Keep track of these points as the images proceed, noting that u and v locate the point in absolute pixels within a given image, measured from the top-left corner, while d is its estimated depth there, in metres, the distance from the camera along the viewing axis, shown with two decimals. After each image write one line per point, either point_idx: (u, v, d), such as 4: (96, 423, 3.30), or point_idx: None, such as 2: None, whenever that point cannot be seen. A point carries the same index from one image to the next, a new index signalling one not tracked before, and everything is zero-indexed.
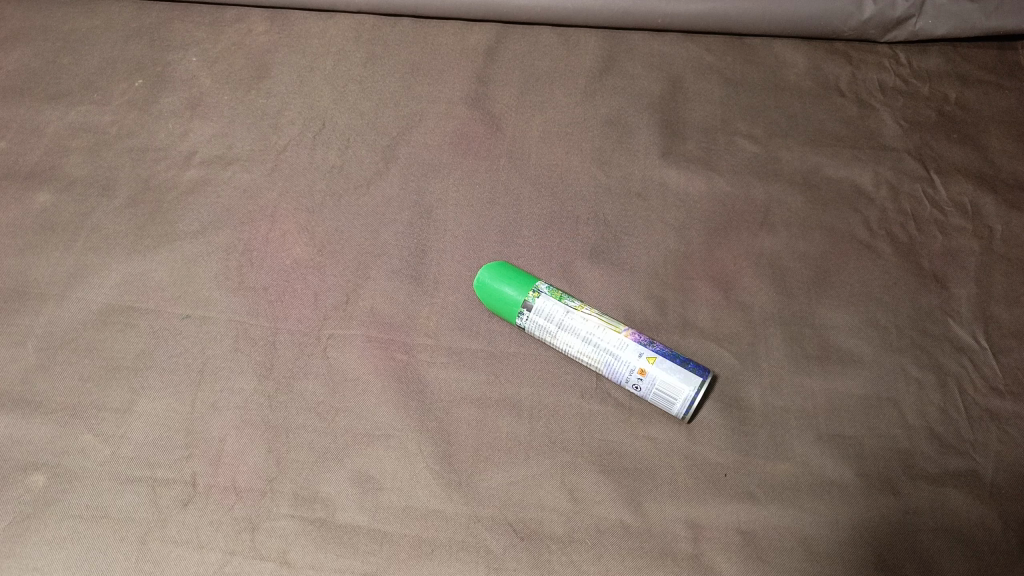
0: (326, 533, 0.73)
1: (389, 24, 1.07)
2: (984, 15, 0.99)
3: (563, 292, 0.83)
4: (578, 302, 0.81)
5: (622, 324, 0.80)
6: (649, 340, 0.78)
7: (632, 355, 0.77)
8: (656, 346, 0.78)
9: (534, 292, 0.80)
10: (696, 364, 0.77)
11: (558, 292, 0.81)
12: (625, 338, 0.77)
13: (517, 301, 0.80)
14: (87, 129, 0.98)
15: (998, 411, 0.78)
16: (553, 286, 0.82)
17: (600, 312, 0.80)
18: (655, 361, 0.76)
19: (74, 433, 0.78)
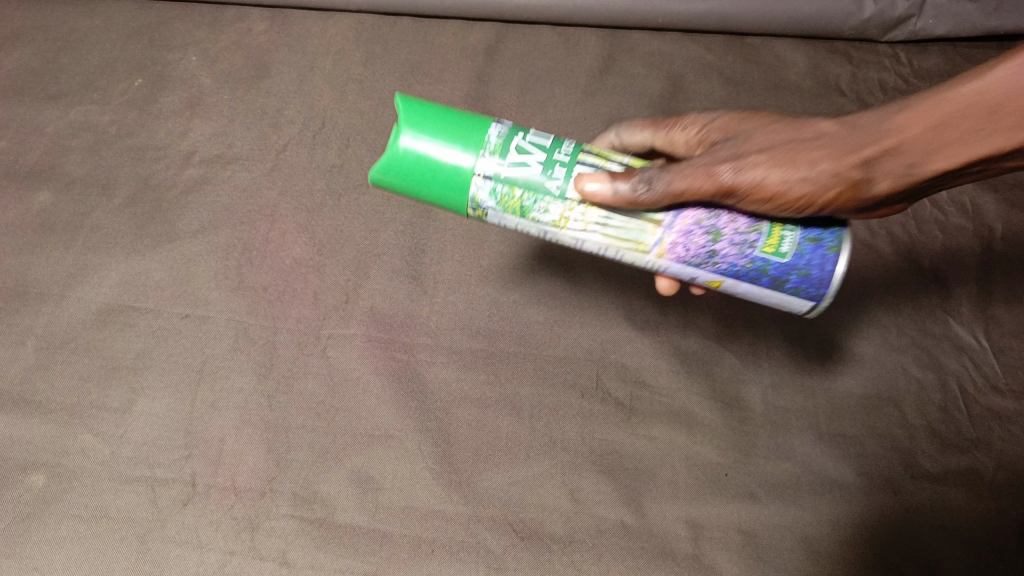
0: (325, 534, 0.72)
1: (389, 24, 1.07)
2: (984, 15, 1.00)
3: (518, 176, 0.58)
4: (560, 206, 0.59)
5: (646, 234, 0.59)
6: (715, 248, 0.58)
7: (698, 282, 0.61)
8: (723, 261, 0.58)
9: (477, 203, 0.59)
10: (796, 274, 0.57)
11: (523, 194, 0.58)
12: (665, 265, 0.60)
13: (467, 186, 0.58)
14: (87, 129, 0.98)
15: (997, 410, 0.78)
16: (507, 182, 0.58)
17: (604, 220, 0.59)
18: (734, 286, 0.59)
19: (74, 433, 0.77)
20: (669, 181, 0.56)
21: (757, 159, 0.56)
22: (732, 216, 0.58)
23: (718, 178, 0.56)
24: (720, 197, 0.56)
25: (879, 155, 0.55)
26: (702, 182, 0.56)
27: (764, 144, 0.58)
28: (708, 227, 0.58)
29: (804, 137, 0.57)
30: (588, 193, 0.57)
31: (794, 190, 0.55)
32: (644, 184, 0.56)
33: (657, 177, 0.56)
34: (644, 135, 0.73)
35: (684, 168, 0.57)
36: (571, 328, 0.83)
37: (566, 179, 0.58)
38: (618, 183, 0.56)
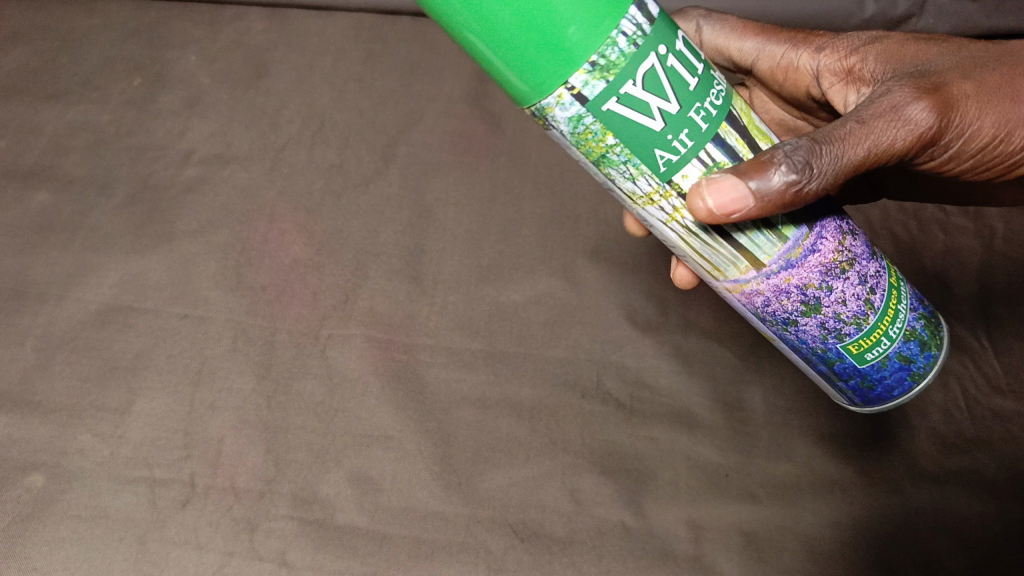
0: (324, 535, 0.72)
1: (388, 23, 1.07)
2: (985, 13, 0.99)
3: (625, 116, 0.45)
4: (655, 183, 0.48)
5: (733, 266, 0.52)
6: (799, 320, 0.53)
7: (754, 326, 0.57)
8: (793, 334, 0.55)
9: (543, 113, 0.45)
10: (859, 381, 0.57)
11: (616, 144, 0.46)
12: (729, 297, 0.55)
13: (573, 40, 0.42)
14: (86, 129, 0.98)
15: (1000, 410, 0.77)
16: (605, 117, 0.45)
17: (695, 229, 0.50)
18: (788, 350, 0.57)
19: (73, 433, 0.77)
20: (857, 150, 0.48)
21: (968, 86, 0.53)
22: (841, 299, 0.52)
23: (928, 122, 0.51)
24: (918, 148, 0.52)
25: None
26: (904, 132, 0.50)
27: (953, 70, 0.55)
28: (810, 298, 0.52)
29: (993, 67, 0.55)
30: (715, 211, 0.46)
31: (1021, 130, 0.55)
32: (818, 174, 0.47)
33: (834, 156, 0.47)
34: (745, 44, 0.73)
35: (875, 119, 0.50)
36: (571, 328, 0.83)
37: (682, 157, 0.47)
38: (767, 175, 0.46)
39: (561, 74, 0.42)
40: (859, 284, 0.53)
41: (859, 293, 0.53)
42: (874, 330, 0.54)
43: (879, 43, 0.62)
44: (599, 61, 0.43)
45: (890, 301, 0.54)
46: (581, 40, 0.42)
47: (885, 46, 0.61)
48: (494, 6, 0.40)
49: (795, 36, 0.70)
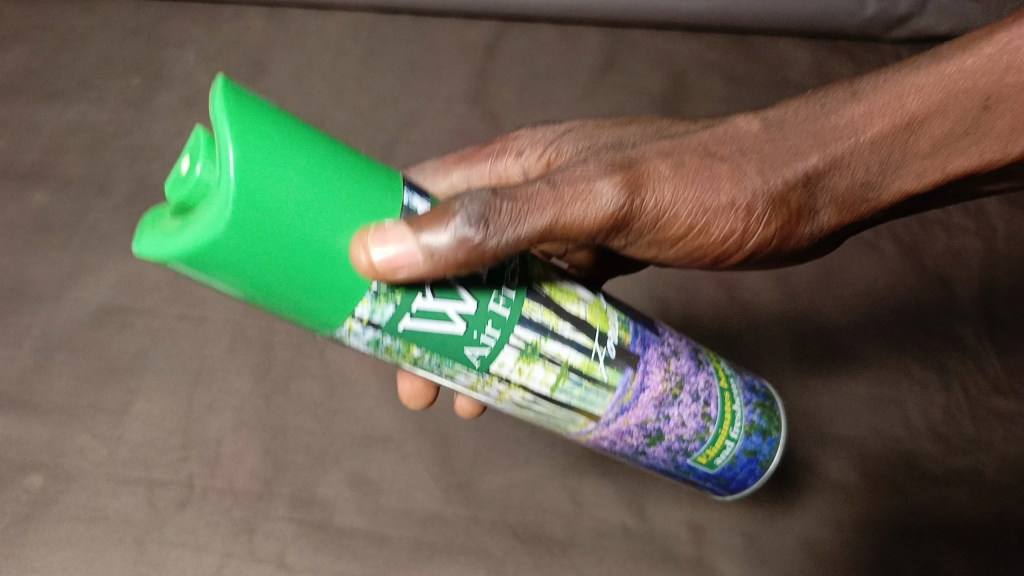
0: (324, 536, 0.72)
1: (388, 21, 1.06)
2: (984, 15, 0.99)
3: (425, 331, 0.43)
4: (473, 376, 0.46)
5: (573, 423, 0.51)
6: (647, 450, 0.54)
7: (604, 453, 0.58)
8: (643, 460, 0.56)
9: (340, 339, 0.43)
10: (716, 481, 0.59)
11: (421, 354, 0.44)
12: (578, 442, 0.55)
13: (352, 279, 0.40)
14: (84, 128, 0.97)
15: (1000, 411, 0.77)
16: (402, 335, 0.43)
17: (526, 403, 0.49)
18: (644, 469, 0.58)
19: (71, 434, 0.77)
20: (535, 217, 0.42)
21: (666, 164, 0.48)
22: (680, 423, 0.53)
23: (615, 205, 0.44)
24: (604, 230, 0.46)
25: (804, 181, 0.50)
26: (583, 211, 0.43)
27: (661, 148, 0.49)
28: (651, 430, 0.53)
29: (704, 149, 0.50)
30: (378, 266, 0.38)
31: (722, 222, 0.50)
32: (497, 233, 0.40)
33: (514, 216, 0.41)
34: (452, 178, 0.64)
35: (560, 186, 0.43)
36: None
37: (495, 349, 0.45)
38: (442, 230, 0.39)
39: (341, 306, 0.40)
40: (692, 403, 0.53)
41: (695, 411, 0.54)
42: (717, 437, 0.55)
43: (570, 133, 0.64)
44: (380, 288, 0.41)
45: (724, 406, 0.55)
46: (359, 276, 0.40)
47: (583, 130, 0.64)
48: (254, 253, 0.36)
49: (494, 146, 0.66)
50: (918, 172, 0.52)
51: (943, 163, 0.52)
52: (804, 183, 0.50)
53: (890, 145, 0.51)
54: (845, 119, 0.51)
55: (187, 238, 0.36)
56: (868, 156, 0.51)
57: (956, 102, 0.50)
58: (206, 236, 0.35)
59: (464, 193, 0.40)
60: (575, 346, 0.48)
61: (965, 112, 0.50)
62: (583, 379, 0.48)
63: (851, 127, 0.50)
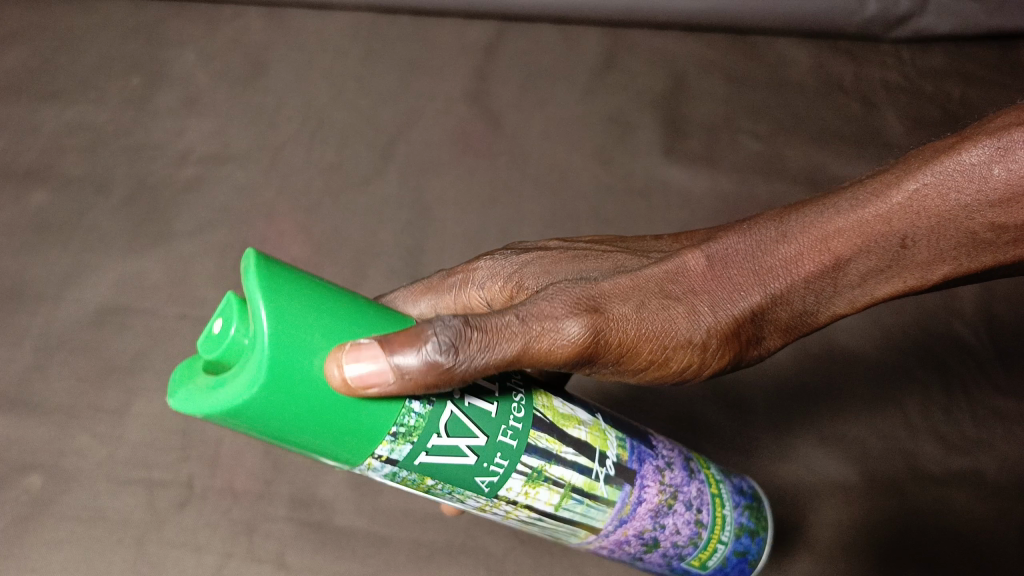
0: (324, 536, 0.72)
1: (388, 20, 1.06)
2: (984, 15, 1.00)
3: (437, 465, 0.46)
4: (483, 501, 0.49)
5: (576, 536, 0.54)
6: (646, 555, 0.56)
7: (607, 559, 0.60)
8: (644, 565, 0.58)
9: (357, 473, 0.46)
10: None
11: (435, 484, 0.47)
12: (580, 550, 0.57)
13: (371, 414, 0.43)
14: (84, 128, 0.97)
15: (1000, 411, 0.77)
16: (416, 470, 0.46)
17: (533, 520, 0.51)
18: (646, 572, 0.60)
19: (70, 434, 0.77)
20: (502, 348, 0.44)
21: (626, 307, 0.49)
22: (674, 532, 0.55)
23: (581, 339, 0.46)
24: (574, 360, 0.47)
25: (747, 319, 0.51)
26: (552, 347, 0.45)
27: (602, 289, 0.49)
28: (648, 539, 0.55)
29: (656, 286, 0.50)
30: (350, 380, 0.40)
31: (680, 355, 0.51)
32: (466, 358, 0.42)
33: (483, 345, 0.43)
34: (418, 306, 0.61)
35: (530, 320, 0.45)
36: None
37: (502, 476, 0.48)
38: (413, 353, 0.41)
39: (367, 442, 0.43)
40: (686, 512, 0.55)
41: (688, 520, 0.55)
42: (709, 542, 0.57)
43: (531, 263, 0.59)
44: (398, 429, 0.44)
45: (715, 513, 0.57)
46: (376, 410, 0.43)
47: (543, 261, 0.59)
48: (281, 404, 0.40)
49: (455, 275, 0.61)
50: (851, 300, 0.52)
51: (903, 280, 0.50)
52: (750, 319, 0.51)
53: (819, 283, 0.51)
54: (776, 261, 0.51)
55: (220, 397, 0.40)
56: (803, 292, 0.51)
57: (873, 245, 0.49)
58: (240, 396, 0.40)
59: (438, 320, 0.42)
60: (577, 467, 0.50)
61: (883, 251, 0.49)
62: (584, 497, 0.51)
63: (783, 267, 0.50)
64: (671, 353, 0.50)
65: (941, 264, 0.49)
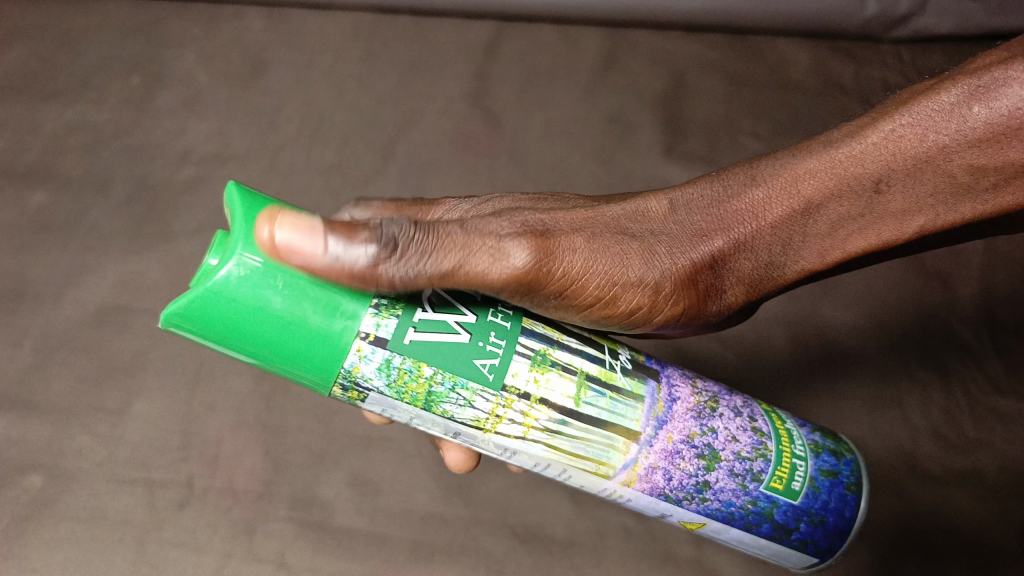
0: (324, 536, 0.72)
1: (388, 20, 1.06)
2: (984, 15, 1.00)
3: (430, 342, 0.47)
4: (492, 397, 0.49)
5: (614, 448, 0.52)
6: (708, 477, 0.54)
7: (678, 521, 0.57)
8: (715, 502, 0.55)
9: (353, 375, 0.47)
10: (806, 523, 0.57)
11: (434, 375, 0.48)
12: (629, 492, 0.54)
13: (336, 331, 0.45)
14: (84, 128, 0.97)
15: (1000, 411, 0.77)
16: (416, 355, 0.47)
17: (555, 427, 0.50)
18: (722, 527, 0.57)
19: (71, 434, 0.77)
20: (444, 259, 0.44)
21: (578, 239, 0.51)
22: (729, 438, 0.55)
23: (521, 268, 0.47)
24: (513, 289, 0.48)
25: (707, 264, 0.53)
26: (496, 267, 0.46)
27: (558, 227, 0.51)
28: (702, 447, 0.54)
29: (618, 225, 0.53)
30: (278, 242, 0.41)
31: (633, 297, 0.52)
32: (400, 262, 0.43)
33: (422, 252, 0.44)
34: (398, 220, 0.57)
35: (473, 235, 0.46)
36: None
37: (504, 358, 0.49)
38: (346, 244, 0.42)
39: (333, 355, 0.46)
40: (735, 417, 0.56)
41: (741, 425, 0.55)
42: (780, 455, 0.56)
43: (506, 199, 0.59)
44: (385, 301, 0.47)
45: (775, 425, 0.57)
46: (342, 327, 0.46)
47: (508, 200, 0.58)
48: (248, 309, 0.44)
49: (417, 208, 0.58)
50: (822, 252, 0.53)
51: (880, 231, 0.51)
52: (710, 264, 0.53)
53: (787, 229, 0.53)
54: (744, 205, 0.53)
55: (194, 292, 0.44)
56: (770, 239, 0.53)
57: (844, 188, 0.50)
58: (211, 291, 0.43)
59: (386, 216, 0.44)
60: (587, 357, 0.52)
61: (855, 196, 0.50)
62: (604, 389, 0.52)
63: (750, 212, 0.53)
64: (630, 291, 0.52)
65: (918, 214, 0.49)
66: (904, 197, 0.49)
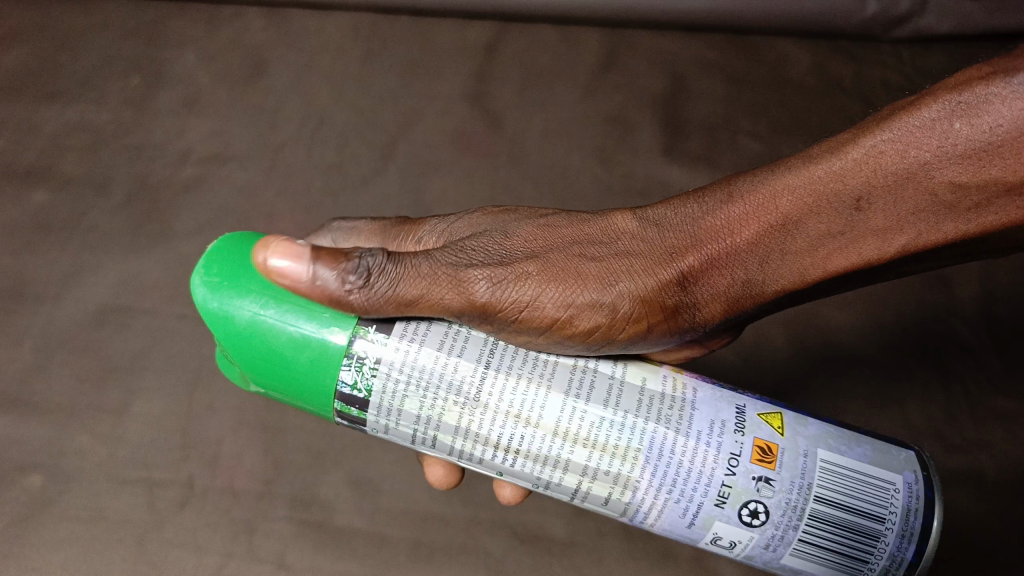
0: (324, 536, 0.72)
1: (388, 20, 1.05)
2: (985, 15, 1.00)
3: None
4: None
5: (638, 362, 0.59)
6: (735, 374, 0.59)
7: (753, 423, 0.53)
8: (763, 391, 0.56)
9: None
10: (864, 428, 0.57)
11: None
12: (689, 378, 0.55)
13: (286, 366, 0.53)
14: (84, 129, 0.97)
15: (1000, 411, 0.77)
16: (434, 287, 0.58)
17: None
18: (796, 421, 0.54)
19: (71, 434, 0.77)
20: (410, 287, 0.51)
21: (533, 267, 0.54)
22: None
23: (479, 296, 0.52)
24: (474, 318, 0.52)
25: (676, 281, 0.54)
26: (451, 295, 0.51)
27: (511, 259, 0.54)
28: None
29: (576, 250, 0.55)
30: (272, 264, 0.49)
31: (586, 318, 0.53)
32: (361, 290, 0.50)
33: (389, 279, 0.51)
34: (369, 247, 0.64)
35: (439, 270, 0.52)
36: None
37: None
38: (330, 268, 0.50)
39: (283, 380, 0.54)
40: None
41: None
42: None
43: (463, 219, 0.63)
44: None
45: None
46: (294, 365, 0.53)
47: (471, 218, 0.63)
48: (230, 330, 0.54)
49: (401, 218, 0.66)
50: (801, 272, 0.52)
51: (859, 251, 0.50)
52: (678, 280, 0.54)
53: (764, 246, 0.52)
54: (719, 222, 0.54)
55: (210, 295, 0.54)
56: (746, 255, 0.53)
57: (824, 205, 0.49)
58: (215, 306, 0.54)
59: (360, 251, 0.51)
60: None
61: (835, 213, 0.49)
62: None
63: (725, 228, 0.53)
64: (588, 312, 0.53)
65: (900, 232, 0.48)
66: (885, 215, 0.48)
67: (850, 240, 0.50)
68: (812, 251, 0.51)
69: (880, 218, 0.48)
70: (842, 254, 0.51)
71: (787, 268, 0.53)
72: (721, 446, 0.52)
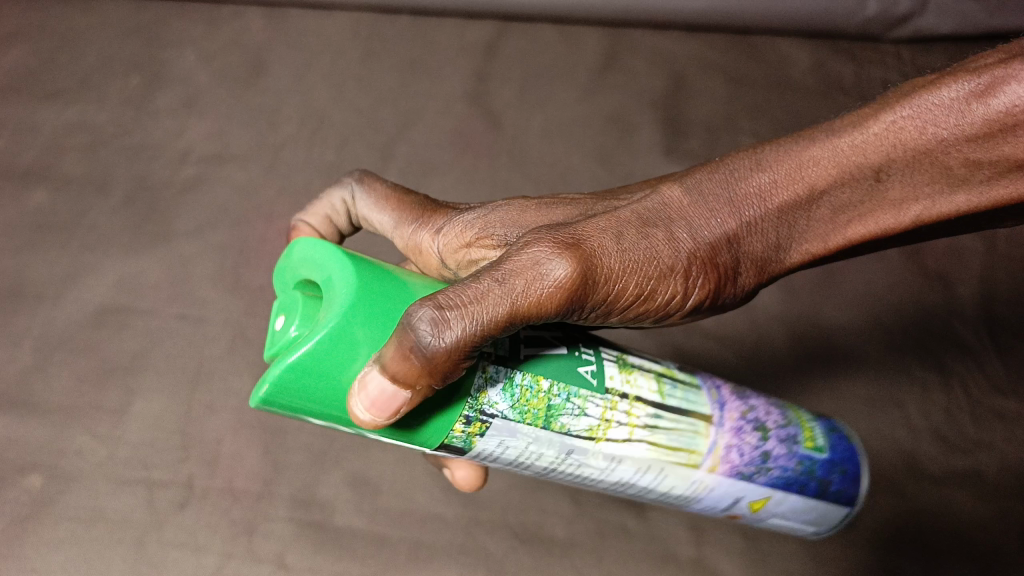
0: (324, 537, 0.72)
1: (388, 19, 1.05)
2: (985, 15, 0.99)
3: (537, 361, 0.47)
4: (601, 401, 0.49)
5: (698, 435, 0.53)
6: (766, 450, 0.55)
7: (739, 506, 0.56)
8: (768, 480, 0.55)
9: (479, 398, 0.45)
10: (851, 479, 0.59)
11: (552, 387, 0.47)
12: (715, 479, 0.54)
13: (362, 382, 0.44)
14: (84, 129, 0.97)
15: (1000, 411, 0.77)
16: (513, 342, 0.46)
17: (652, 422, 0.51)
18: (777, 503, 0.56)
19: (70, 434, 0.77)
20: (498, 307, 0.40)
21: (609, 236, 0.45)
22: (767, 410, 0.56)
23: (571, 279, 0.41)
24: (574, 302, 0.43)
25: (723, 246, 0.48)
26: (543, 292, 0.41)
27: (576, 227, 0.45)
28: (755, 421, 0.55)
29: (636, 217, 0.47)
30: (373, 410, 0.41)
31: (665, 288, 0.47)
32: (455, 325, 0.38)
33: (463, 318, 0.39)
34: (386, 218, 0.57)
35: (507, 271, 0.41)
36: None
37: (598, 365, 0.49)
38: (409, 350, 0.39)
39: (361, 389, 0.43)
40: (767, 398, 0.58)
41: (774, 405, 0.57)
42: (800, 422, 0.58)
43: (502, 209, 0.52)
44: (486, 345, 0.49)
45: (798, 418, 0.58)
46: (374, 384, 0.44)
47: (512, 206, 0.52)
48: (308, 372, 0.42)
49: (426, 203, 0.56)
50: (823, 240, 0.50)
51: (874, 220, 0.49)
52: (722, 252, 0.48)
53: (791, 216, 0.49)
54: (751, 189, 0.48)
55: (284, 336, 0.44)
56: (777, 225, 0.49)
57: (850, 176, 0.47)
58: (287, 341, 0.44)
59: (414, 307, 0.39)
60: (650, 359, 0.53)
61: (860, 182, 0.47)
62: (676, 382, 0.53)
63: (759, 196, 0.48)
64: (664, 275, 0.46)
65: (914, 204, 0.48)
66: (908, 186, 0.47)
67: (871, 210, 0.48)
68: (833, 220, 0.49)
69: (898, 189, 0.47)
70: (862, 223, 0.49)
71: (809, 238, 0.50)
72: (717, 515, 0.58)
